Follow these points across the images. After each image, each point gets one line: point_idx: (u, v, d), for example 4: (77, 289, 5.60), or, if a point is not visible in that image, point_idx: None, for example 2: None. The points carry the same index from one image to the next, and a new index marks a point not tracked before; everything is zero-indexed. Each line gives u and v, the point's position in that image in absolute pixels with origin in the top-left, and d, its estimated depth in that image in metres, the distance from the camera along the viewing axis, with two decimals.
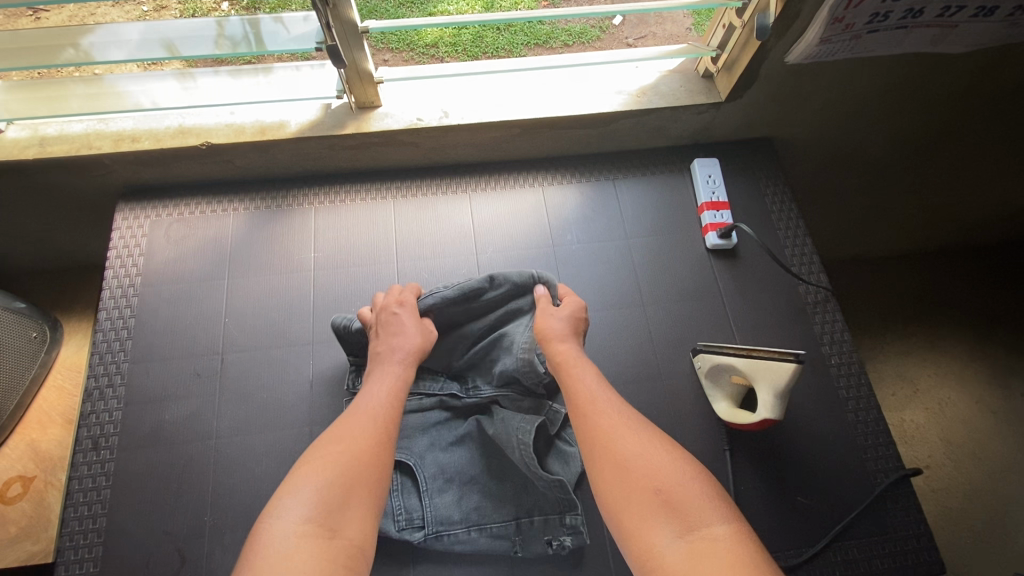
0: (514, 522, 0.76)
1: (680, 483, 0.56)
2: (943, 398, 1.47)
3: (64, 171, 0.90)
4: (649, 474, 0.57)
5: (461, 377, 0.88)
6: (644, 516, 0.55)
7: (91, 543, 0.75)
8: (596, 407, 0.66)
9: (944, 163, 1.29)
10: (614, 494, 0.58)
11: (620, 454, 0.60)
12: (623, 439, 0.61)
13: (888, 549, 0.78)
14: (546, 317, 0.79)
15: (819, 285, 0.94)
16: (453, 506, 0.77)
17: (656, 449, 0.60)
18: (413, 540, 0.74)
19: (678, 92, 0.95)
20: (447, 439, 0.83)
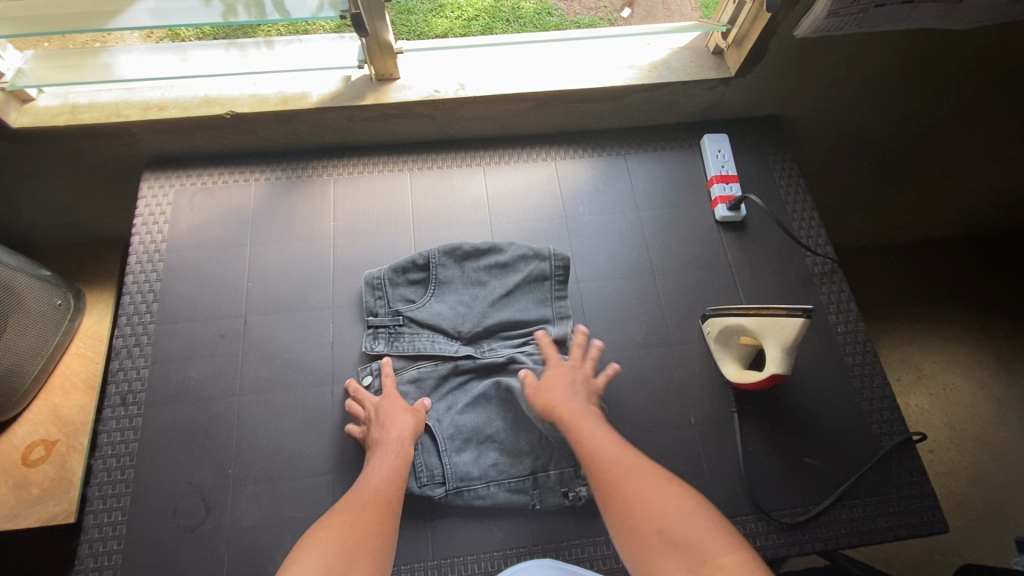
0: (532, 476, 0.79)
1: (682, 521, 0.57)
2: (947, 382, 1.49)
3: (93, 139, 0.93)
4: (650, 514, 0.59)
5: (474, 342, 0.89)
6: (653, 556, 0.56)
7: (119, 493, 0.78)
8: (601, 452, 0.66)
9: (951, 147, 1.30)
10: (624, 541, 0.59)
11: (624, 494, 0.61)
12: (632, 482, 0.62)
13: (893, 509, 0.80)
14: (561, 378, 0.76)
15: (826, 256, 0.96)
16: (472, 462, 0.80)
17: (655, 487, 0.61)
18: (434, 495, 0.77)
19: (688, 68, 0.98)
20: (463, 402, 0.85)
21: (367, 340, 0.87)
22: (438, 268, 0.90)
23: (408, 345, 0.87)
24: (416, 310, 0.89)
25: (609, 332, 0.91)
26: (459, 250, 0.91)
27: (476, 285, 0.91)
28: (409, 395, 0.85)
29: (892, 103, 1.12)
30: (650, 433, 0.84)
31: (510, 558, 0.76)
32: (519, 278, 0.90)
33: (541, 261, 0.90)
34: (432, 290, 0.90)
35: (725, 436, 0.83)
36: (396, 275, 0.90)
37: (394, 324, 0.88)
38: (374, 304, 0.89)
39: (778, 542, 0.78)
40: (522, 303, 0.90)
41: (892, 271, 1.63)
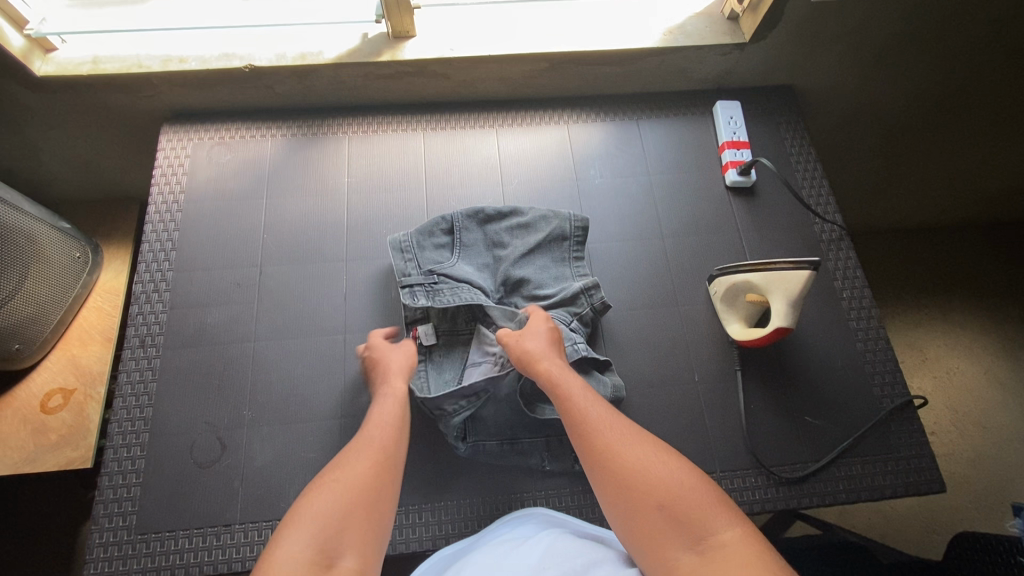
0: (544, 438, 0.81)
1: (681, 495, 0.57)
2: (950, 365, 1.50)
3: (113, 91, 0.94)
4: (647, 489, 0.58)
5: (505, 302, 0.89)
6: (653, 528, 0.56)
7: (138, 430, 0.80)
8: (594, 422, 0.65)
9: (965, 129, 1.29)
10: (624, 511, 0.58)
11: (618, 463, 0.60)
12: (628, 452, 0.61)
13: (891, 467, 0.81)
14: (526, 336, 0.77)
15: (834, 223, 0.97)
16: (495, 420, 0.80)
17: (654, 460, 0.60)
18: (457, 448, 0.78)
19: (703, 33, 0.98)
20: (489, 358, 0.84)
21: (406, 298, 0.83)
22: (462, 231, 0.90)
23: (450, 299, 0.83)
24: (448, 269, 0.87)
25: (617, 292, 0.92)
26: (482, 213, 0.91)
27: (497, 247, 0.91)
28: (439, 353, 0.85)
29: (907, 77, 1.12)
30: (655, 389, 0.85)
31: (515, 503, 0.79)
32: (541, 237, 0.90)
33: (562, 221, 0.92)
34: (459, 252, 0.89)
35: (728, 392, 0.85)
36: (423, 238, 0.89)
37: (429, 282, 0.85)
38: (404, 266, 0.87)
39: (778, 495, 0.79)
40: (542, 262, 0.90)
41: (901, 253, 1.63)
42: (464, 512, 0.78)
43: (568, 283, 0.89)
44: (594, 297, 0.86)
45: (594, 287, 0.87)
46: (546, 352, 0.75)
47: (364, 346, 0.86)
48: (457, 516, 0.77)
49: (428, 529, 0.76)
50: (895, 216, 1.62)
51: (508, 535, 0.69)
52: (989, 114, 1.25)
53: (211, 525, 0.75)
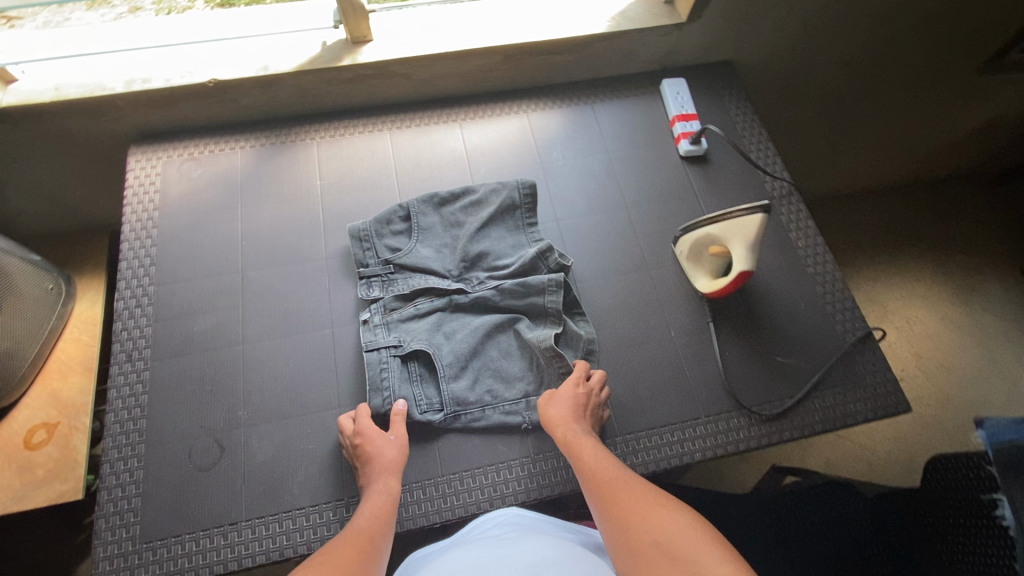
0: (524, 399, 0.84)
1: (675, 533, 0.62)
2: (908, 314, 1.60)
3: (78, 116, 0.95)
4: (650, 533, 0.63)
5: (465, 278, 0.92)
6: (651, 565, 0.60)
7: (133, 442, 0.80)
8: (601, 474, 0.71)
9: (894, 91, 1.40)
10: (627, 550, 0.63)
11: (622, 507, 0.67)
12: (630, 498, 0.67)
13: (861, 394, 0.87)
14: (552, 400, 0.80)
15: (783, 179, 1.04)
16: (467, 388, 0.84)
17: (657, 507, 0.66)
18: (434, 420, 0.81)
19: (643, 16, 1.05)
20: (456, 332, 0.88)
21: (362, 289, 0.90)
22: (418, 216, 0.94)
23: (403, 286, 0.90)
24: (404, 256, 0.92)
25: (590, 263, 0.97)
26: (437, 197, 0.96)
27: (454, 227, 0.95)
28: (400, 330, 0.87)
29: (832, 46, 1.21)
30: (635, 347, 0.90)
31: (514, 468, 0.81)
32: (492, 210, 0.94)
33: (511, 192, 0.95)
34: (416, 236, 0.94)
35: (703, 343, 0.90)
36: (381, 226, 0.93)
37: (386, 272, 0.91)
38: (363, 255, 0.91)
39: (760, 431, 0.84)
40: (498, 233, 0.95)
41: (852, 216, 1.74)
42: (466, 483, 0.80)
43: (524, 251, 0.94)
44: (550, 259, 0.93)
45: (549, 251, 0.93)
46: (572, 412, 0.78)
47: (352, 338, 0.88)
48: (459, 488, 0.79)
49: (432, 503, 0.78)
50: (842, 181, 1.72)
51: (480, 534, 0.73)
52: (910, 76, 1.36)
53: (218, 524, 0.76)
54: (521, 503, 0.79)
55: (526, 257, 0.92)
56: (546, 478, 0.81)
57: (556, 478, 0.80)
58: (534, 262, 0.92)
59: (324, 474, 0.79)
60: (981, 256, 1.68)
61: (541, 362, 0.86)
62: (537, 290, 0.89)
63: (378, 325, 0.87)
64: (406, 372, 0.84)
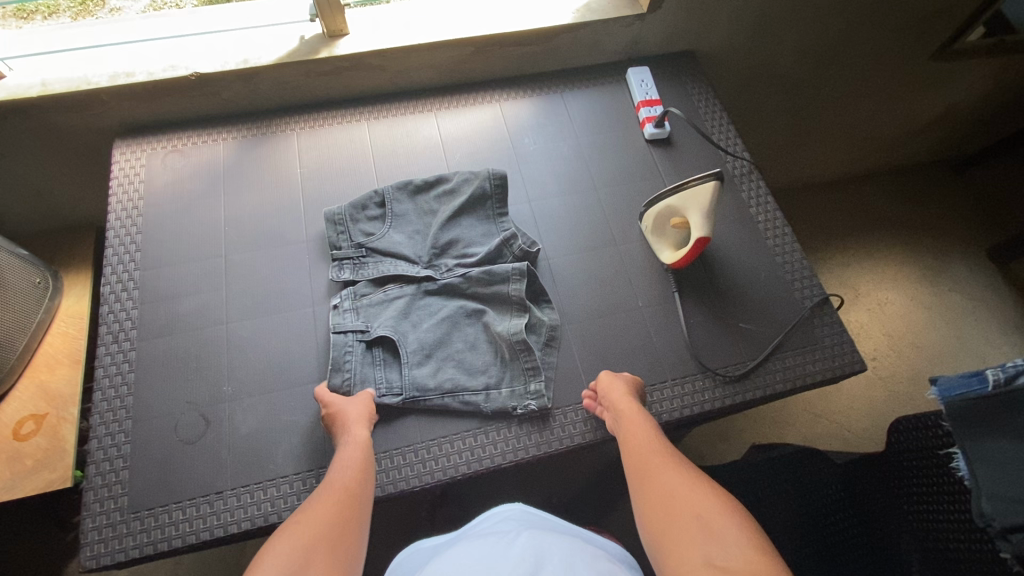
0: (484, 391, 0.85)
1: (711, 514, 0.63)
2: (878, 296, 1.66)
3: (64, 110, 0.99)
4: (692, 508, 0.64)
5: (433, 266, 0.96)
6: (686, 538, 0.61)
7: (120, 418, 0.83)
8: (650, 451, 0.74)
9: (851, 81, 1.46)
10: (664, 521, 0.65)
11: (664, 482, 0.69)
12: (675, 477, 0.69)
13: (820, 355, 0.92)
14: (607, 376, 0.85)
15: (743, 158, 1.10)
16: (430, 375, 0.86)
17: (697, 489, 0.67)
18: (392, 402, 0.83)
19: (606, 8, 1.10)
20: (426, 321, 0.90)
21: (333, 270, 0.93)
22: (393, 203, 0.98)
23: (373, 270, 0.94)
24: (376, 240, 0.95)
25: (561, 240, 1.01)
26: (411, 184, 1.00)
27: (427, 215, 0.99)
28: (368, 315, 0.90)
29: (789, 36, 1.27)
30: (605, 318, 0.94)
31: (490, 433, 0.84)
32: (463, 200, 0.98)
33: (482, 177, 0.99)
34: (390, 222, 0.97)
35: (669, 312, 0.94)
36: (356, 211, 0.97)
37: (358, 255, 0.94)
38: (337, 238, 0.95)
39: (724, 391, 0.88)
40: (469, 223, 0.98)
41: (820, 203, 1.81)
42: (443, 448, 0.83)
43: (493, 239, 0.97)
44: (514, 246, 0.96)
45: (513, 239, 0.96)
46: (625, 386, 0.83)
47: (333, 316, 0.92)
48: (437, 453, 0.82)
49: (411, 468, 0.81)
50: (811, 169, 1.78)
51: (489, 530, 0.73)
52: (868, 63, 1.42)
53: (203, 493, 0.78)
54: (498, 466, 0.82)
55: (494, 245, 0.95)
56: (521, 441, 0.84)
57: (531, 442, 0.84)
58: (497, 252, 0.96)
59: (307, 444, 0.82)
60: (945, 238, 1.75)
61: (506, 355, 0.88)
62: (502, 279, 0.92)
63: (347, 310, 0.90)
64: (370, 356, 0.87)
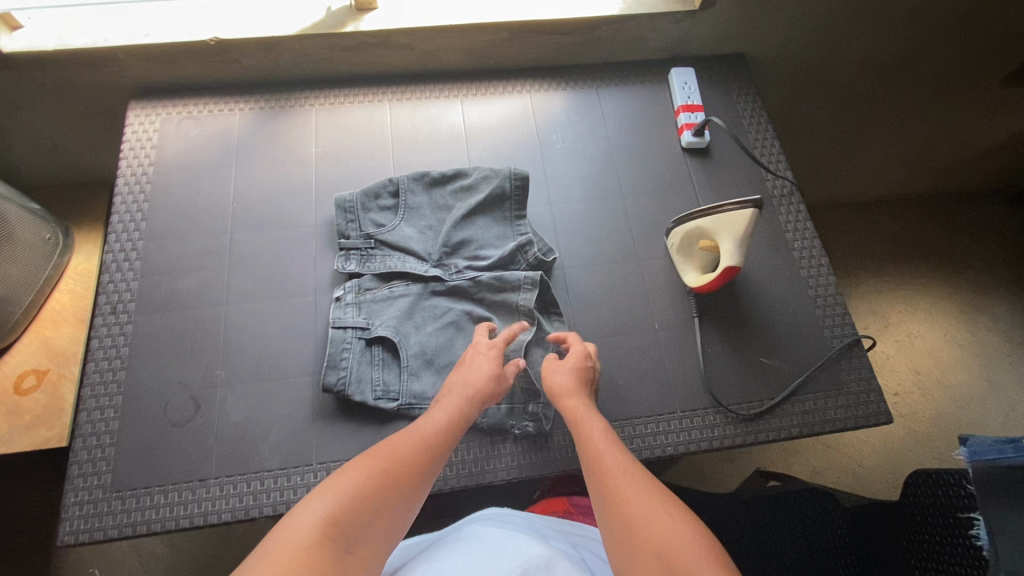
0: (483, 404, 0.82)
1: (680, 545, 0.57)
2: (910, 329, 1.57)
3: (80, 67, 0.96)
4: (652, 542, 0.58)
5: (444, 265, 0.91)
6: None
7: (111, 393, 0.81)
8: (604, 467, 0.67)
9: (914, 98, 1.35)
10: (623, 549, 0.60)
11: (624, 502, 0.62)
12: (635, 496, 0.62)
13: (843, 401, 0.86)
14: (550, 372, 0.79)
15: (785, 179, 1.02)
16: (429, 385, 0.82)
17: (663, 510, 0.61)
18: (388, 408, 0.80)
19: (655, 1, 1.02)
20: (431, 323, 0.87)
21: (339, 260, 0.89)
22: (407, 194, 0.94)
23: (380, 265, 0.90)
24: (387, 232, 0.91)
25: (578, 250, 0.96)
26: (428, 176, 0.95)
27: (442, 210, 0.94)
28: (370, 311, 0.86)
29: (852, 45, 1.17)
30: (617, 337, 0.89)
31: (484, 448, 0.81)
32: (481, 198, 0.93)
33: (502, 178, 0.94)
34: (403, 214, 0.93)
35: (686, 338, 0.89)
36: (368, 200, 0.92)
37: (366, 247, 0.90)
38: (346, 226, 0.91)
39: (735, 430, 0.83)
40: (484, 223, 0.93)
41: (858, 223, 1.70)
42: None
43: (507, 243, 0.92)
44: (529, 254, 0.91)
45: (529, 245, 0.91)
46: (570, 386, 0.77)
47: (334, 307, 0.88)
48: None
49: None
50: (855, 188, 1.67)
51: (492, 534, 0.75)
52: (933, 82, 1.31)
53: (186, 480, 0.77)
54: (486, 482, 0.79)
55: (505, 250, 0.91)
56: (516, 459, 0.81)
57: (524, 461, 0.81)
58: (512, 258, 0.91)
59: (295, 439, 0.80)
60: (992, 275, 1.64)
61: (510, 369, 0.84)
62: (512, 286, 0.88)
63: (349, 304, 0.86)
64: (368, 355, 0.83)
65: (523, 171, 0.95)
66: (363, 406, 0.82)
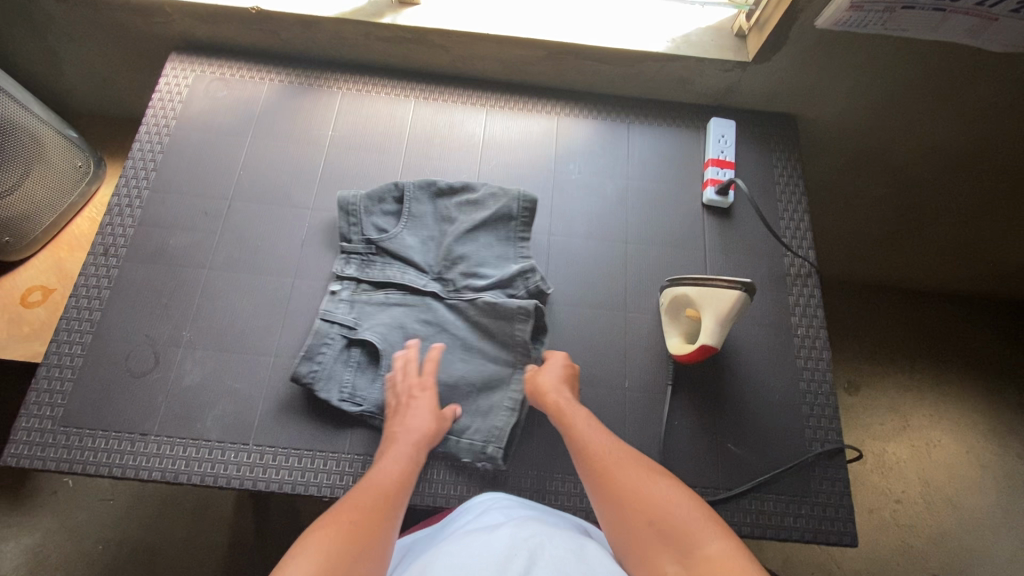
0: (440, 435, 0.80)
1: (670, 511, 0.59)
2: (929, 438, 1.41)
3: (131, 12, 0.99)
4: (644, 510, 0.60)
5: (442, 279, 0.89)
6: (646, 546, 0.57)
7: (82, 331, 0.84)
8: (590, 452, 0.68)
9: (984, 194, 1.23)
10: (619, 522, 0.61)
11: (614, 479, 0.64)
12: (622, 473, 0.64)
13: (806, 511, 0.79)
14: (539, 371, 0.80)
15: (805, 259, 0.95)
16: None
17: (649, 478, 0.63)
18: (350, 412, 0.79)
19: (706, 45, 0.96)
20: (417, 337, 0.85)
21: (339, 263, 0.89)
22: (411, 202, 0.92)
23: (379, 273, 0.88)
24: (388, 239, 0.89)
25: (565, 287, 0.92)
26: (435, 185, 0.93)
27: (445, 222, 0.92)
28: (361, 313, 0.86)
29: (920, 127, 1.07)
30: (583, 387, 0.85)
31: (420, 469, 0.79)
32: (486, 215, 0.90)
33: (511, 199, 0.91)
34: (405, 222, 0.91)
35: (654, 404, 0.84)
36: (371, 203, 0.91)
37: (367, 252, 0.89)
38: (347, 229, 0.89)
39: None
40: (486, 241, 0.91)
41: (900, 311, 1.53)
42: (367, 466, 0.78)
43: (507, 266, 0.89)
44: (530, 282, 0.87)
45: (531, 273, 0.88)
46: (558, 382, 0.78)
47: (309, 292, 0.88)
48: (358, 471, 0.78)
49: (329, 476, 0.77)
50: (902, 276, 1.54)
51: (475, 525, 0.65)
52: (1007, 183, 1.19)
53: (128, 431, 0.79)
54: (411, 504, 0.77)
55: (507, 275, 0.87)
56: (447, 488, 0.79)
57: (455, 491, 0.78)
58: (511, 283, 0.88)
59: (239, 417, 0.80)
60: None
61: (462, 395, 0.83)
62: (507, 316, 0.84)
63: (342, 300, 0.86)
64: (346, 355, 0.83)
65: (531, 196, 0.92)
66: (311, 399, 0.82)
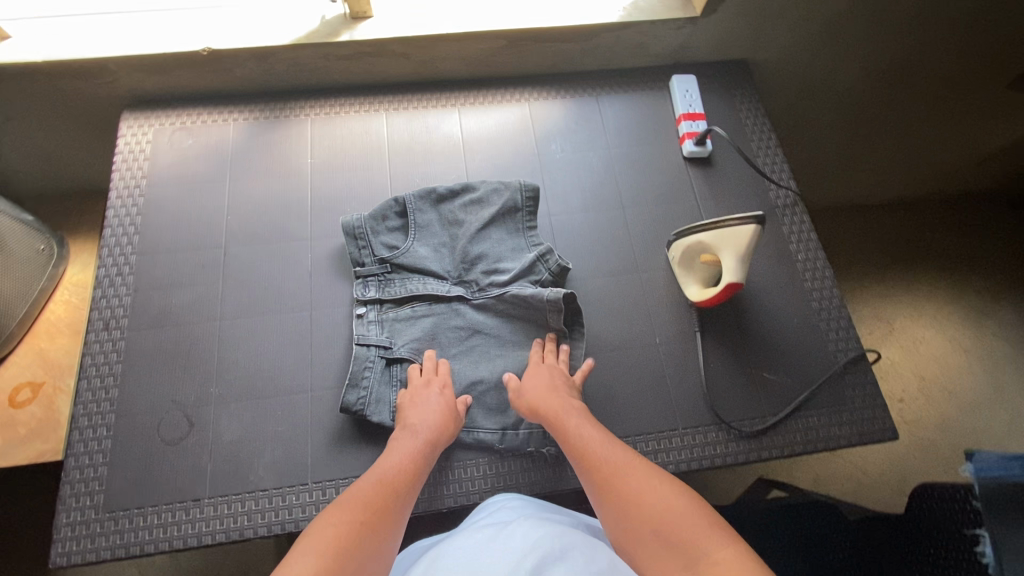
0: (501, 431, 0.81)
1: (677, 520, 0.58)
2: (917, 335, 1.51)
3: (73, 77, 0.94)
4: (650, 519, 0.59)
5: (464, 282, 0.90)
6: (652, 555, 0.57)
7: (103, 411, 0.80)
8: (596, 455, 0.68)
9: (920, 102, 1.33)
10: (625, 530, 0.61)
11: (619, 485, 0.64)
12: (630, 479, 0.64)
13: (847, 418, 0.84)
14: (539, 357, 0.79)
15: (788, 189, 1.00)
16: None
17: (655, 485, 0.62)
18: None
19: (655, 8, 1.00)
20: (450, 341, 0.86)
21: (358, 288, 0.87)
22: (415, 213, 0.91)
23: (400, 289, 0.88)
24: (401, 255, 0.89)
25: (577, 262, 0.94)
26: (434, 192, 0.93)
27: (452, 225, 0.92)
28: (393, 330, 0.86)
29: (857, 50, 1.15)
30: (617, 352, 0.88)
31: (485, 467, 0.80)
32: (494, 211, 0.91)
33: (512, 191, 0.93)
34: (413, 234, 0.91)
35: (687, 353, 0.88)
36: (376, 222, 0.90)
37: (383, 272, 0.89)
38: (358, 253, 0.89)
39: (737, 448, 0.82)
40: (498, 236, 0.92)
41: (867, 225, 1.63)
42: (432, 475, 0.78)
43: (524, 256, 0.90)
44: (550, 262, 0.89)
45: (549, 255, 0.90)
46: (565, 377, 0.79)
47: (329, 321, 0.87)
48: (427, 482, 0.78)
49: None
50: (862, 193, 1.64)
51: (488, 520, 0.66)
52: (938, 88, 1.29)
53: (179, 501, 0.76)
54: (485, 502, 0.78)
55: (529, 263, 0.89)
56: (514, 479, 0.79)
57: (525, 478, 0.79)
58: (531, 270, 0.89)
59: (290, 460, 0.78)
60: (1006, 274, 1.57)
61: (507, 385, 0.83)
62: (537, 307, 0.85)
63: (372, 322, 0.85)
64: (389, 375, 0.82)
65: (534, 183, 0.93)
66: (359, 425, 0.81)
